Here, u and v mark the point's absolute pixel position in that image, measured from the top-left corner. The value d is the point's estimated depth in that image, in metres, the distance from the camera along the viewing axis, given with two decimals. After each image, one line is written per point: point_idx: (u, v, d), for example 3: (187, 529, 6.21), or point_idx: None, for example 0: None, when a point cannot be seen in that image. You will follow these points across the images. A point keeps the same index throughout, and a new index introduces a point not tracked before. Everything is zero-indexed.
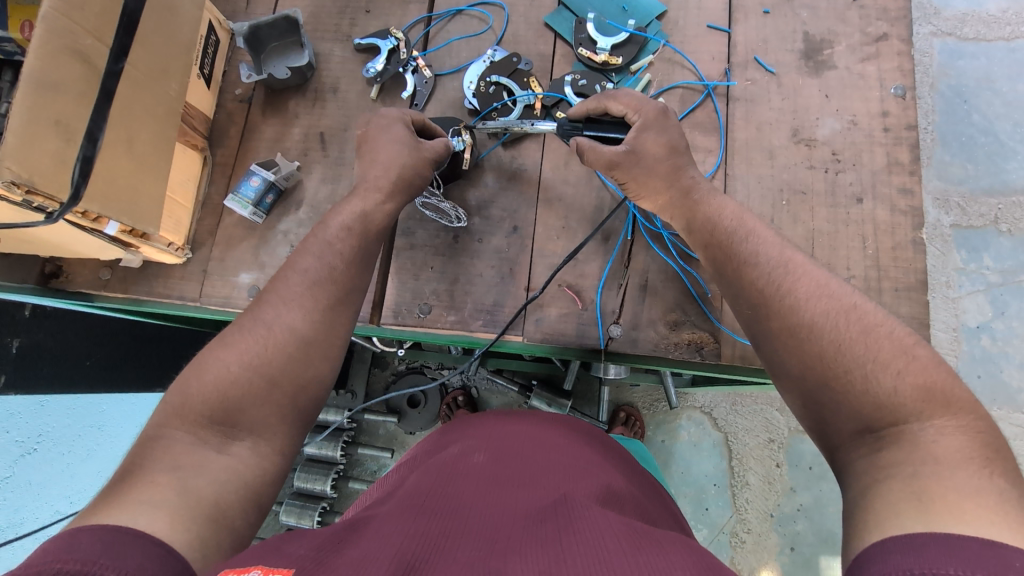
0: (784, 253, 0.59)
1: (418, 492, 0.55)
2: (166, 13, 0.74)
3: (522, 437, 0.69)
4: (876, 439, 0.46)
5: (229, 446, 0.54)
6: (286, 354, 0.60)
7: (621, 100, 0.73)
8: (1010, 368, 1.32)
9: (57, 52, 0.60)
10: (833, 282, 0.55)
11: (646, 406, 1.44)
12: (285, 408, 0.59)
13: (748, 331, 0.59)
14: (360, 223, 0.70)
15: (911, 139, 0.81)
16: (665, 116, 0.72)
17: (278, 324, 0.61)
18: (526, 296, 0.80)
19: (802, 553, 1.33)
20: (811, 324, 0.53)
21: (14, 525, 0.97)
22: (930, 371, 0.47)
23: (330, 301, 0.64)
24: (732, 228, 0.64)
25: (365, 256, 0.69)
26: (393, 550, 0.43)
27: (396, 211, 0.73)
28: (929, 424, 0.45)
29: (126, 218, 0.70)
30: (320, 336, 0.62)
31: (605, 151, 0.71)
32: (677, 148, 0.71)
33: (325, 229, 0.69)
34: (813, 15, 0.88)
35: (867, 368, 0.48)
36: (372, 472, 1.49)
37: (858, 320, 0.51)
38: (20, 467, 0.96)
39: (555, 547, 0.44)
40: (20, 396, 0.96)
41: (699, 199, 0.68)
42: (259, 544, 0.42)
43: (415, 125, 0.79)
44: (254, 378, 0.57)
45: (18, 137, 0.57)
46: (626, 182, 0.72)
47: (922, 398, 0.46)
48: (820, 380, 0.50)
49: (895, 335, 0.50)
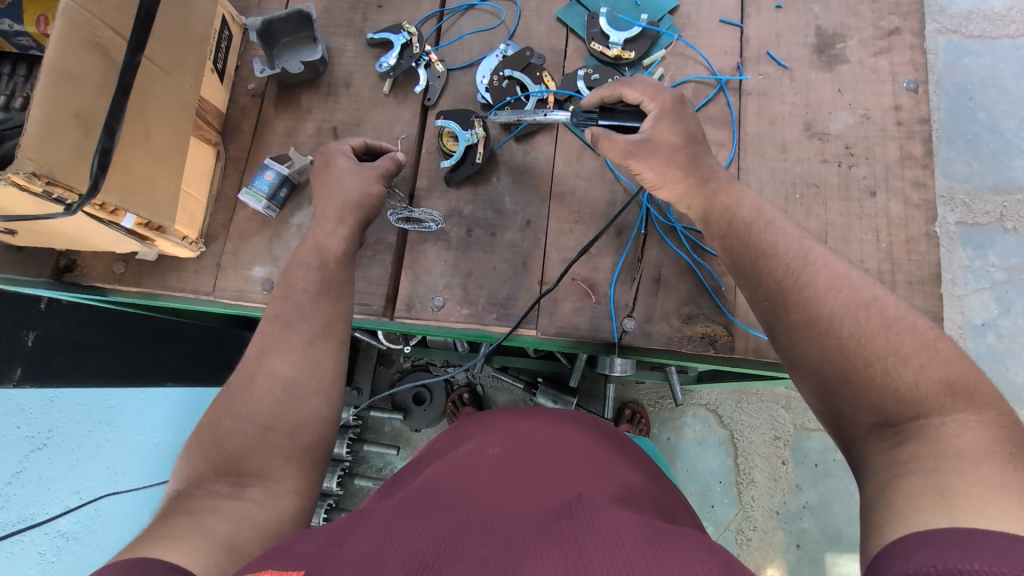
0: (803, 246, 0.60)
1: (433, 487, 0.55)
2: (181, 7, 0.74)
3: (536, 435, 0.68)
4: (896, 434, 0.47)
5: (242, 492, 0.54)
6: (274, 398, 0.62)
7: (636, 87, 0.74)
8: (1016, 365, 1.32)
9: (76, 44, 0.60)
10: (853, 275, 0.55)
11: (652, 403, 1.44)
12: (289, 439, 0.60)
13: (764, 322, 0.59)
14: (316, 256, 0.72)
15: (924, 132, 0.82)
16: (681, 105, 0.72)
17: (260, 373, 0.64)
18: (540, 290, 0.80)
19: (808, 551, 1.33)
20: (830, 316, 0.53)
21: (24, 522, 0.86)
22: (951, 365, 0.47)
23: (306, 339, 0.67)
24: (751, 220, 0.64)
25: (330, 284, 0.71)
26: (407, 547, 0.44)
27: (351, 236, 0.75)
28: (950, 418, 0.45)
29: (143, 211, 0.70)
30: (305, 373, 0.65)
31: (619, 139, 0.72)
32: (693, 138, 0.71)
33: (296, 263, 0.72)
34: (826, 9, 0.88)
35: (888, 361, 0.49)
36: (378, 469, 1.49)
37: (879, 313, 0.52)
38: (31, 462, 0.87)
39: (569, 544, 0.44)
40: (31, 388, 0.90)
41: (716, 188, 0.69)
42: (269, 545, 0.42)
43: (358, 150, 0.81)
44: (248, 427, 0.59)
45: (38, 129, 0.58)
46: (644, 171, 0.71)
47: (944, 392, 0.46)
48: (839, 373, 0.51)
49: (916, 328, 0.50)
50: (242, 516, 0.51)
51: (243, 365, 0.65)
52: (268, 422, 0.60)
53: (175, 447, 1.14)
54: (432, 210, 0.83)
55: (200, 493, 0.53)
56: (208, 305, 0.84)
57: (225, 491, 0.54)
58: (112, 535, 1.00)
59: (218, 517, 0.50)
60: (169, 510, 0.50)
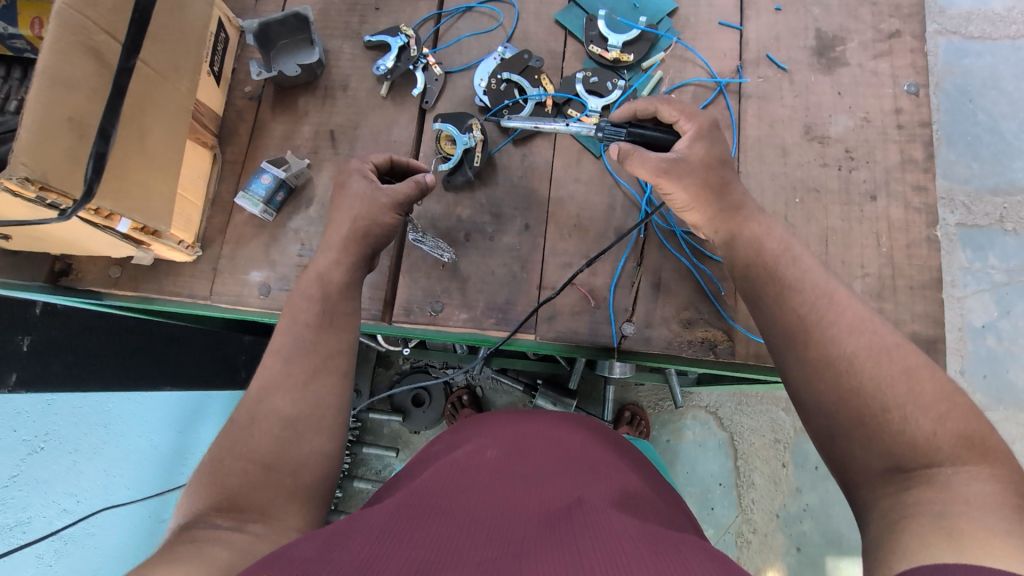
0: (828, 283, 0.60)
1: (431, 490, 0.55)
2: (177, 10, 0.73)
3: (536, 438, 0.68)
4: (904, 479, 0.46)
5: (245, 527, 0.52)
6: (272, 437, 0.61)
7: (674, 106, 0.73)
8: (1016, 368, 1.32)
9: (70, 47, 0.60)
10: (875, 321, 0.56)
11: (651, 405, 1.44)
12: (290, 479, 0.59)
13: (776, 354, 0.59)
14: (317, 286, 0.72)
15: (924, 136, 0.81)
16: (716, 130, 0.72)
17: (261, 412, 0.63)
18: (539, 296, 0.80)
19: (809, 554, 1.33)
20: (852, 359, 0.53)
21: (21, 525, 0.83)
22: (969, 420, 0.47)
23: (306, 374, 0.66)
24: (776, 256, 0.65)
25: (332, 317, 0.71)
26: (403, 553, 0.43)
27: (351, 269, 0.74)
28: (963, 469, 0.45)
29: (138, 215, 0.70)
30: (307, 412, 0.64)
31: (652, 157, 0.70)
32: (723, 163, 0.71)
33: (297, 295, 0.71)
34: (825, 11, 0.87)
35: (907, 410, 0.49)
36: (378, 471, 1.48)
37: (900, 360, 0.52)
38: (28, 466, 0.84)
39: (568, 550, 0.43)
40: (29, 394, 0.86)
41: (745, 216, 0.69)
42: (264, 551, 0.42)
43: (381, 166, 0.80)
44: (248, 466, 0.58)
45: (30, 134, 0.57)
46: (675, 188, 0.70)
47: (960, 444, 0.46)
48: (853, 419, 0.51)
49: (936, 378, 0.50)
50: (238, 533, 0.51)
51: (243, 406, 0.64)
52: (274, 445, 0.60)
53: (172, 449, 1.13)
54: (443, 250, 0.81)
55: (200, 526, 0.51)
56: (206, 309, 0.84)
57: (226, 525, 0.52)
58: (110, 538, 0.98)
59: (220, 543, 0.48)
60: (170, 541, 0.48)
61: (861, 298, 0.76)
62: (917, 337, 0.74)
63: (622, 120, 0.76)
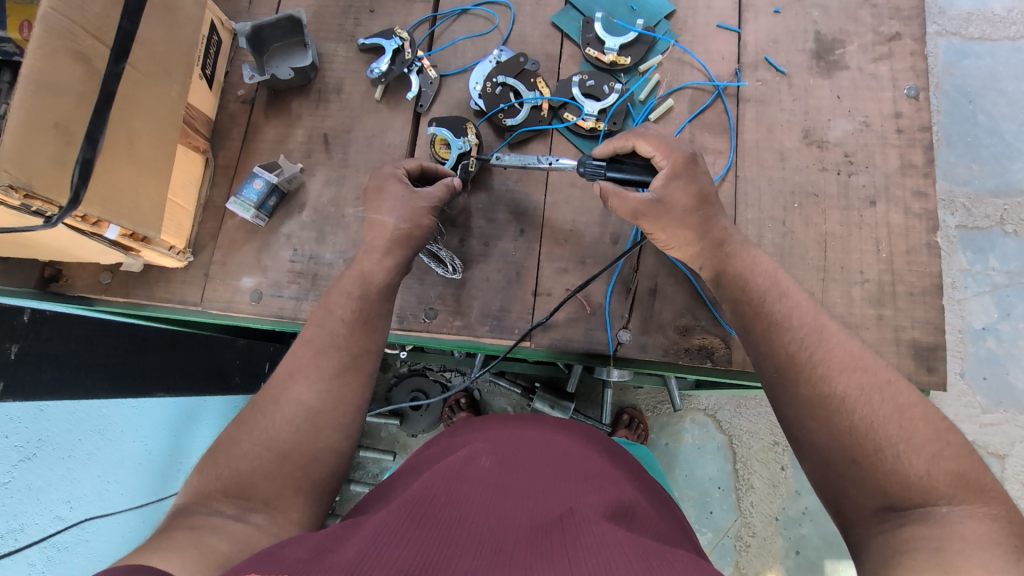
0: (818, 319, 0.59)
1: (423, 493, 0.53)
2: (167, 14, 0.72)
3: (531, 446, 0.66)
4: (899, 517, 0.46)
5: (247, 515, 0.53)
6: (294, 427, 0.60)
7: (649, 141, 0.70)
8: (1017, 370, 1.31)
9: (55, 52, 0.59)
10: (866, 356, 0.55)
11: (649, 408, 1.43)
12: (301, 470, 0.58)
13: (768, 391, 0.59)
14: (358, 285, 0.69)
15: (925, 140, 0.80)
16: (694, 163, 0.69)
17: (285, 398, 0.62)
18: (534, 321, 0.78)
19: (808, 557, 1.31)
20: (843, 397, 0.52)
21: (14, 532, 0.81)
22: (963, 458, 0.47)
23: (337, 368, 0.64)
24: (771, 284, 0.64)
25: (365, 317, 0.68)
26: (393, 553, 0.42)
27: (396, 267, 0.72)
28: (959, 508, 0.44)
29: (126, 222, 0.69)
30: (329, 405, 0.62)
31: (630, 198, 0.68)
32: (706, 199, 0.69)
33: (338, 289, 0.69)
34: (825, 14, 0.86)
35: (900, 449, 0.48)
36: (374, 474, 1.47)
37: (892, 398, 0.51)
38: (20, 472, 0.81)
39: (557, 558, 0.42)
40: (20, 401, 0.81)
41: (730, 252, 0.68)
42: (253, 550, 0.41)
43: (412, 172, 0.77)
44: (262, 452, 0.58)
45: (16, 140, 0.56)
46: (654, 231, 0.69)
47: (956, 483, 0.46)
48: (846, 455, 0.50)
49: (929, 417, 0.50)
50: (237, 536, 0.51)
51: (270, 388, 0.63)
52: (285, 449, 0.59)
53: (165, 453, 1.11)
54: (450, 266, 0.80)
55: (202, 511, 0.52)
56: (196, 316, 0.83)
57: (229, 512, 0.53)
58: (102, 544, 0.97)
59: (209, 543, 0.48)
60: (167, 525, 0.51)
61: (861, 305, 0.75)
62: (917, 345, 0.73)
63: (604, 157, 0.73)
